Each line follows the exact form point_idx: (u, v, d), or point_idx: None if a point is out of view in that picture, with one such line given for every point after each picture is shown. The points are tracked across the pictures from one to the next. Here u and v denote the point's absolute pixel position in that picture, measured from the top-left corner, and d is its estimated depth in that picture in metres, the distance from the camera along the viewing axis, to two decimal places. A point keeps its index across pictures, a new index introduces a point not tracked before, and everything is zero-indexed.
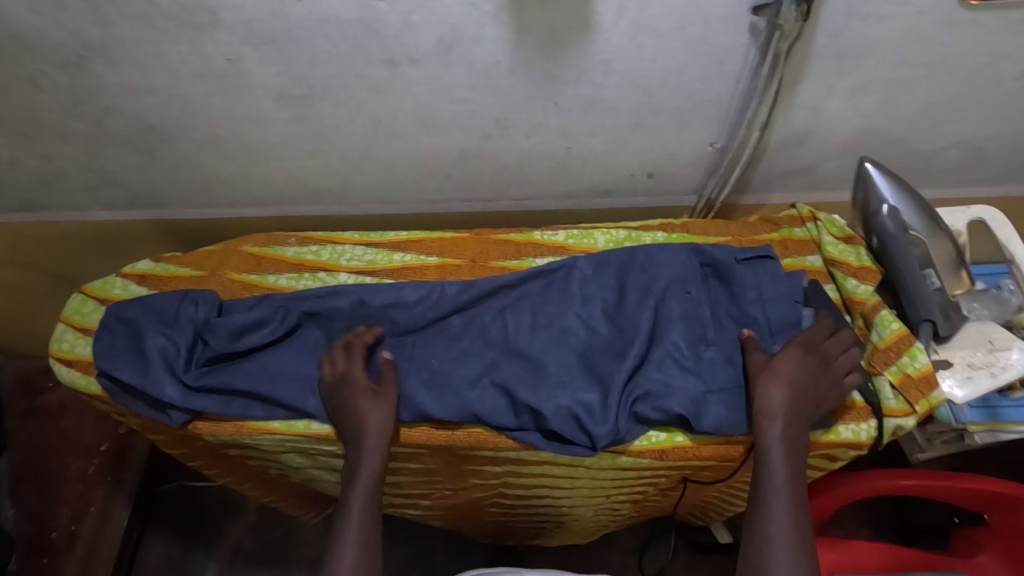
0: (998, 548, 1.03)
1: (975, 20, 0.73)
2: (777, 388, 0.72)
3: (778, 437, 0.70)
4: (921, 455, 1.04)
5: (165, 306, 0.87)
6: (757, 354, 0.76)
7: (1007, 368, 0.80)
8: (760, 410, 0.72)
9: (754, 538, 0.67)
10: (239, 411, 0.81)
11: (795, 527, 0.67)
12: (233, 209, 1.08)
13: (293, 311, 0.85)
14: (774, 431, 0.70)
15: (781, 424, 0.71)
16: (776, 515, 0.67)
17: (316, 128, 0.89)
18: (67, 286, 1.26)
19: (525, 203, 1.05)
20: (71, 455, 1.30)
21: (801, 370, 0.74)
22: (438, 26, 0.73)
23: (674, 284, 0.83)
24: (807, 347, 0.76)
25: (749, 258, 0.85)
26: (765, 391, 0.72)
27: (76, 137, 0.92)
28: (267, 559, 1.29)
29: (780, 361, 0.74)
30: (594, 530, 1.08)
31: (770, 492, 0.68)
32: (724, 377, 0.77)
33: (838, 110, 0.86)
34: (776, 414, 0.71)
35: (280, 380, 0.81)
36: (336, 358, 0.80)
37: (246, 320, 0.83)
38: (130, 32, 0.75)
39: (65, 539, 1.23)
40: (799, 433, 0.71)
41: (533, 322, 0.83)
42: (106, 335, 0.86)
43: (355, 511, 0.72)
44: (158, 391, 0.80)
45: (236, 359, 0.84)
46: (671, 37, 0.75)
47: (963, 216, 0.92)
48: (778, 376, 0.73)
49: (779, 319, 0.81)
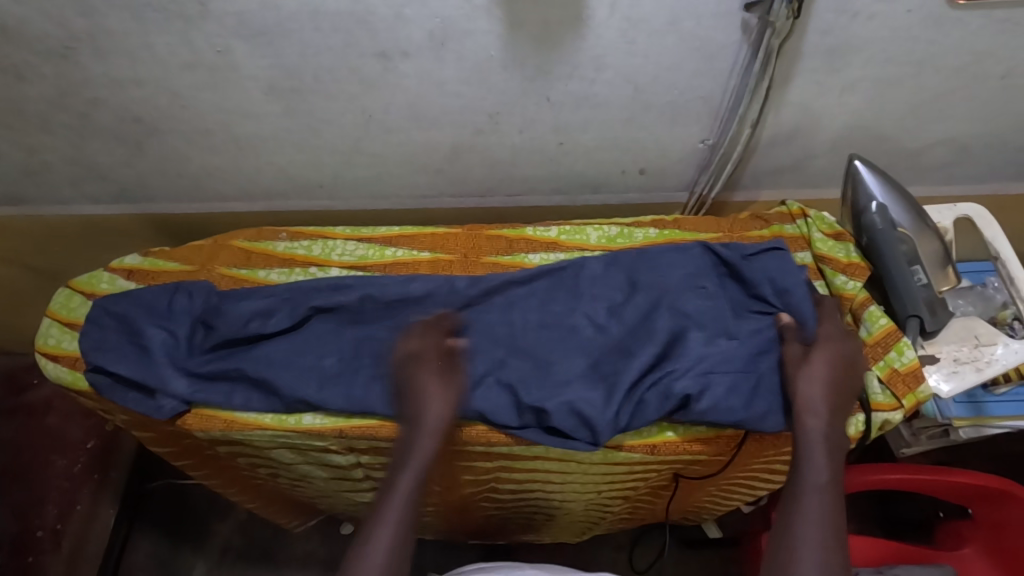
0: (981, 541, 1.05)
1: (961, 18, 0.74)
2: (816, 386, 0.74)
3: (818, 436, 0.73)
4: (907, 450, 1.06)
5: (160, 300, 0.87)
6: (795, 343, 0.77)
7: (992, 363, 0.82)
8: (799, 405, 0.74)
9: (785, 533, 0.70)
10: (240, 403, 0.80)
11: (828, 524, 0.70)
12: (222, 204, 1.07)
13: (301, 303, 0.85)
14: (813, 427, 0.73)
15: (821, 420, 0.73)
16: (808, 511, 0.70)
17: (306, 122, 0.89)
18: (52, 281, 1.24)
19: (516, 199, 1.06)
20: (57, 454, 1.28)
21: (834, 367, 0.76)
22: (429, 19, 0.73)
23: (684, 281, 0.84)
24: (838, 340, 0.78)
25: (760, 252, 0.85)
26: (804, 385, 0.74)
27: (62, 129, 0.91)
28: (256, 558, 1.28)
29: (818, 357, 0.76)
30: (585, 526, 1.09)
31: (806, 490, 0.71)
32: (736, 368, 0.76)
33: (828, 107, 0.87)
34: (817, 411, 0.73)
35: (284, 368, 0.80)
36: (411, 338, 0.80)
37: (257, 309, 0.85)
38: (117, 22, 0.74)
39: (52, 538, 1.20)
40: (838, 430, 0.74)
41: (541, 320, 0.83)
42: (105, 328, 0.86)
43: (396, 503, 0.73)
44: (161, 382, 0.80)
45: (238, 348, 0.83)
46: (662, 33, 0.75)
47: (950, 214, 0.93)
48: (817, 369, 0.75)
49: (797, 303, 0.80)
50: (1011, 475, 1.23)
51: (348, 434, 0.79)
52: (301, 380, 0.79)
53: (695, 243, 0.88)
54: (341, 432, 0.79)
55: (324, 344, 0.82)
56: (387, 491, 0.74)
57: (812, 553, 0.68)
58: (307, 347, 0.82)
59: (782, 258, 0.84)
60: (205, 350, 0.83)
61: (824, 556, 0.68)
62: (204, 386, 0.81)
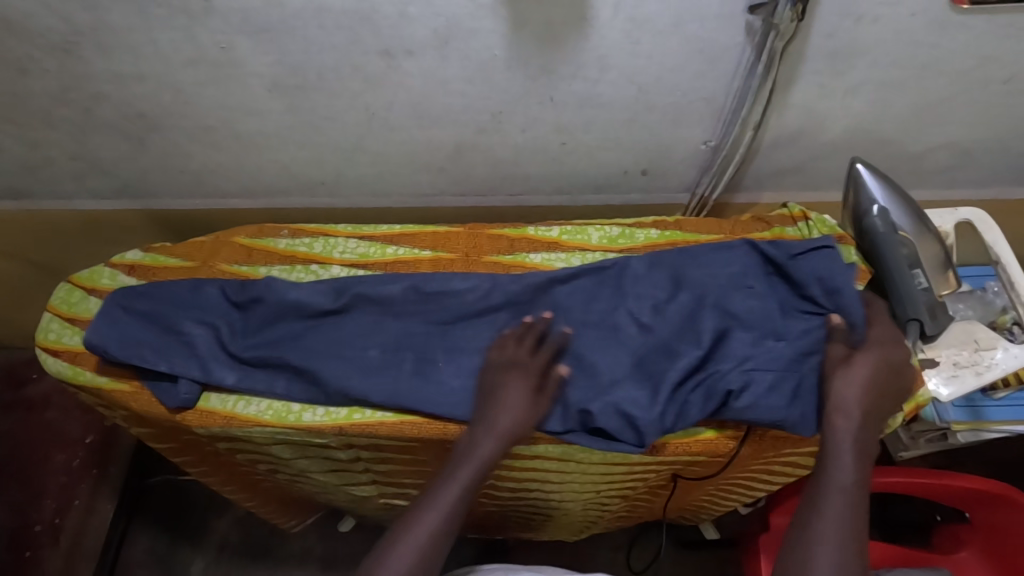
0: (978, 544, 1.05)
1: (965, 22, 0.74)
2: (854, 388, 0.71)
3: (846, 437, 0.70)
4: (905, 453, 1.06)
5: (192, 296, 0.87)
6: (841, 343, 0.75)
7: (992, 367, 0.82)
8: (832, 405, 0.71)
9: (804, 534, 0.67)
10: (281, 392, 0.81)
11: (850, 528, 0.66)
12: (224, 200, 1.07)
13: (349, 290, 0.86)
14: (843, 428, 0.70)
15: (854, 423, 0.70)
16: (830, 513, 0.67)
17: (309, 119, 0.89)
18: (53, 276, 1.24)
19: (518, 199, 1.06)
20: (55, 448, 1.28)
21: (878, 371, 0.73)
22: (433, 18, 0.73)
23: (732, 279, 0.83)
24: (886, 343, 0.76)
25: (805, 247, 0.83)
26: (840, 385, 0.72)
27: (64, 124, 0.90)
28: (253, 555, 1.28)
29: (862, 360, 0.73)
30: (583, 525, 1.09)
31: (830, 491, 0.68)
32: (784, 368, 0.75)
33: (831, 110, 0.87)
34: (851, 413, 0.70)
35: (329, 359, 0.80)
36: (506, 344, 0.79)
37: (302, 298, 0.85)
38: (120, 17, 0.74)
39: (50, 532, 1.21)
40: (869, 435, 0.71)
41: (583, 319, 0.83)
42: (134, 320, 0.84)
43: (438, 508, 0.69)
44: (207, 373, 0.81)
45: (280, 337, 0.84)
46: (666, 34, 0.75)
47: (951, 218, 0.93)
48: (857, 369, 0.72)
49: (847, 298, 0.77)
50: (1009, 479, 1.23)
51: (348, 431, 0.79)
52: (347, 369, 0.80)
53: (740, 242, 0.86)
54: (341, 429, 0.79)
55: (369, 335, 0.83)
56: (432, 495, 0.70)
57: (831, 556, 0.64)
58: (351, 339, 0.83)
59: (828, 253, 0.81)
60: (243, 346, 0.83)
61: (845, 561, 0.64)
62: (246, 375, 0.82)
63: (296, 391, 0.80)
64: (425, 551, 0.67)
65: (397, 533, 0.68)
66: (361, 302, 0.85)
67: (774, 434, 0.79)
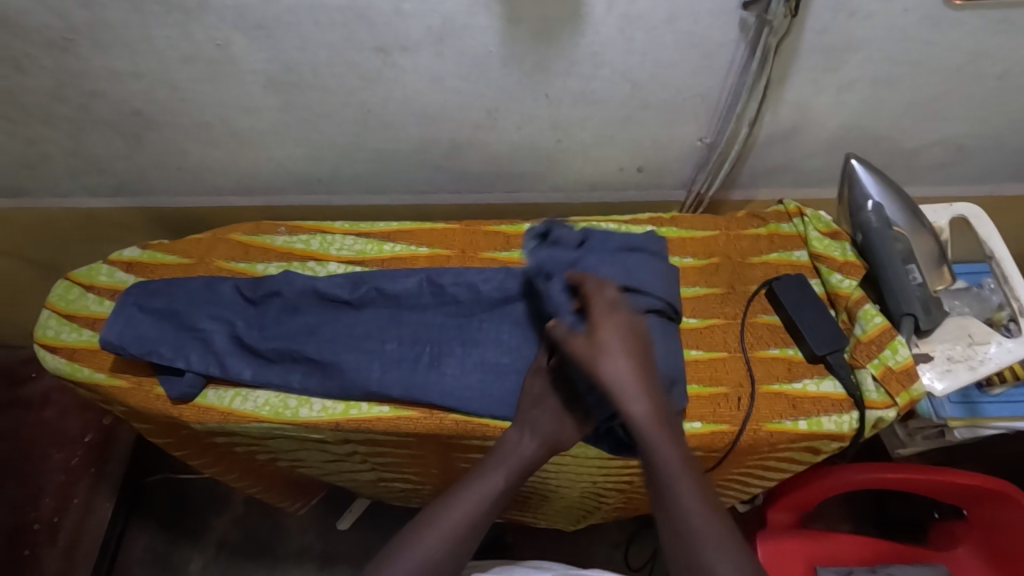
0: (975, 540, 1.05)
1: (958, 18, 0.74)
2: (620, 361, 0.68)
3: (643, 412, 0.66)
4: (902, 450, 1.06)
5: (206, 291, 0.87)
6: (572, 339, 0.70)
7: (986, 361, 0.82)
8: (614, 391, 0.67)
9: (669, 522, 0.65)
10: (298, 385, 0.81)
11: (696, 489, 0.65)
12: (221, 198, 1.08)
13: (368, 283, 0.86)
14: (637, 409, 0.67)
15: (641, 394, 0.67)
16: (680, 486, 0.65)
17: (305, 115, 0.89)
18: (50, 274, 1.24)
19: (515, 196, 1.06)
20: (54, 447, 1.28)
21: (624, 337, 0.70)
22: (428, 15, 0.73)
23: (634, 268, 0.81)
24: (613, 313, 0.71)
25: (535, 246, 0.83)
26: (611, 371, 0.67)
27: (62, 121, 0.91)
28: (252, 552, 1.29)
29: (604, 335, 0.69)
30: (580, 514, 1.10)
31: (664, 468, 0.65)
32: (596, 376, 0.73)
33: (825, 107, 0.88)
34: (630, 390, 0.67)
35: (348, 351, 0.81)
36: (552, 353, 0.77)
37: (323, 288, 0.85)
38: (115, 14, 0.75)
39: (48, 531, 1.20)
40: (656, 396, 0.69)
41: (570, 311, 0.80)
42: (152, 317, 0.84)
43: (468, 503, 0.69)
44: (229, 369, 0.81)
45: (299, 331, 0.83)
46: (659, 30, 0.75)
47: (945, 213, 0.93)
48: (608, 347, 0.68)
49: (558, 296, 0.75)
50: (1009, 476, 1.23)
51: (344, 427, 0.79)
52: (366, 359, 0.80)
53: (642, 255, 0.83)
54: (337, 424, 0.80)
55: (385, 330, 0.83)
56: (460, 493, 0.70)
57: (695, 518, 0.64)
58: (367, 335, 0.82)
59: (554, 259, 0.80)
60: (257, 339, 0.82)
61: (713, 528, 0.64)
62: (264, 370, 0.81)
63: (297, 386, 0.81)
64: (447, 546, 0.67)
65: (415, 534, 0.68)
66: (378, 296, 0.85)
67: (767, 429, 0.79)
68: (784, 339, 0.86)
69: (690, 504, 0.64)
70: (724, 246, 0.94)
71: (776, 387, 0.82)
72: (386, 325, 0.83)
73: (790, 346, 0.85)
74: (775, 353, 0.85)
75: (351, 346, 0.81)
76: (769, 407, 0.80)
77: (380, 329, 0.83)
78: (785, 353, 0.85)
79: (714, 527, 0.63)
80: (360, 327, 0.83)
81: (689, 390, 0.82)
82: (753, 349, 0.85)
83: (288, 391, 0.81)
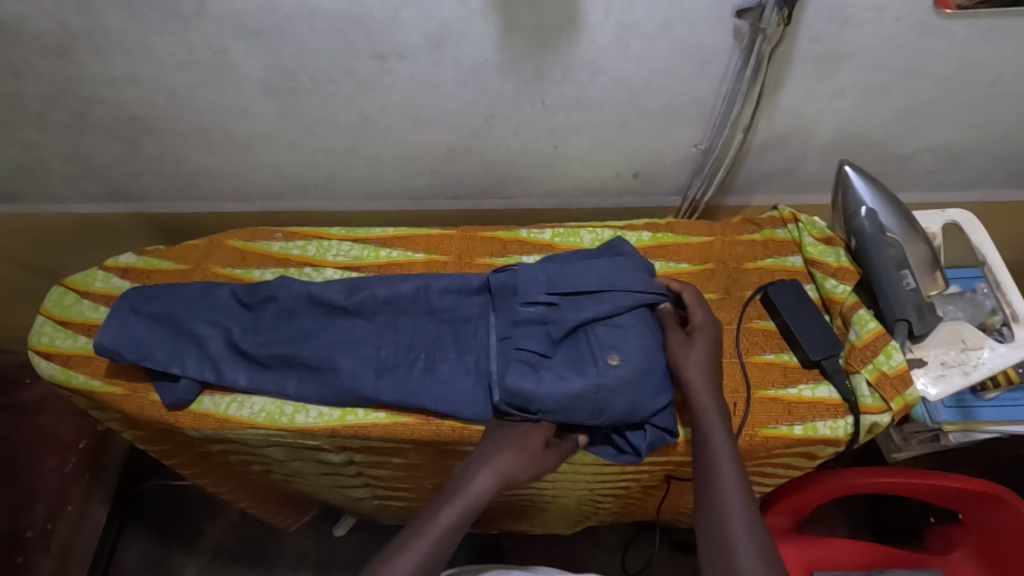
0: (970, 545, 1.05)
1: (948, 27, 0.75)
2: (700, 359, 0.76)
3: (711, 404, 0.73)
4: (897, 454, 1.07)
5: (202, 297, 0.87)
6: (671, 332, 0.80)
7: (979, 366, 0.82)
8: (692, 379, 0.75)
9: (709, 508, 0.68)
10: (293, 392, 0.80)
11: (741, 481, 0.69)
12: (217, 204, 1.08)
13: (365, 289, 0.85)
14: (706, 399, 0.74)
15: (710, 391, 0.75)
16: (727, 475, 0.69)
17: (303, 122, 0.90)
18: (46, 280, 1.24)
19: (512, 202, 1.06)
20: (48, 453, 1.24)
21: (712, 344, 0.79)
22: (426, 22, 0.74)
23: (612, 275, 0.82)
24: (715, 324, 0.81)
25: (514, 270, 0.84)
26: (693, 361, 0.76)
27: (58, 127, 0.91)
28: (246, 560, 1.28)
29: (698, 335, 0.78)
30: (577, 521, 1.10)
31: (718, 454, 0.70)
32: (561, 381, 0.75)
33: (819, 113, 0.88)
34: (703, 382, 0.75)
35: (344, 353, 0.81)
36: (533, 343, 0.78)
37: (315, 292, 0.85)
38: (113, 20, 0.75)
39: (42, 538, 1.17)
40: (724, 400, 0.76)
41: (569, 301, 0.81)
42: (146, 324, 0.84)
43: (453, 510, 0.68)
44: (225, 375, 0.81)
45: (295, 336, 0.83)
46: (655, 38, 0.76)
47: (938, 219, 0.94)
48: (698, 345, 0.77)
49: (524, 313, 0.80)
50: (1003, 480, 1.23)
51: (340, 433, 0.80)
52: (363, 365, 0.80)
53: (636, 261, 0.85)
54: (333, 431, 0.80)
55: (382, 335, 0.83)
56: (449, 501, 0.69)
57: (737, 504, 0.67)
58: (363, 340, 0.82)
59: (526, 275, 0.83)
60: (253, 344, 0.82)
61: (751, 519, 0.66)
62: (262, 375, 0.81)
63: (296, 393, 0.80)
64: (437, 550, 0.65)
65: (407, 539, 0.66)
66: (377, 301, 0.84)
67: (763, 434, 0.79)
68: (779, 344, 0.86)
69: (732, 490, 0.68)
70: (720, 252, 0.94)
71: (771, 393, 0.82)
72: (382, 329, 0.83)
73: (785, 352, 0.86)
74: (770, 359, 0.85)
75: (347, 352, 0.81)
76: (763, 412, 0.81)
77: (376, 335, 0.83)
78: (781, 358, 0.85)
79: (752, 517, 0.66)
80: (357, 334, 0.83)
81: None
82: (748, 354, 0.85)
83: (284, 398, 0.81)
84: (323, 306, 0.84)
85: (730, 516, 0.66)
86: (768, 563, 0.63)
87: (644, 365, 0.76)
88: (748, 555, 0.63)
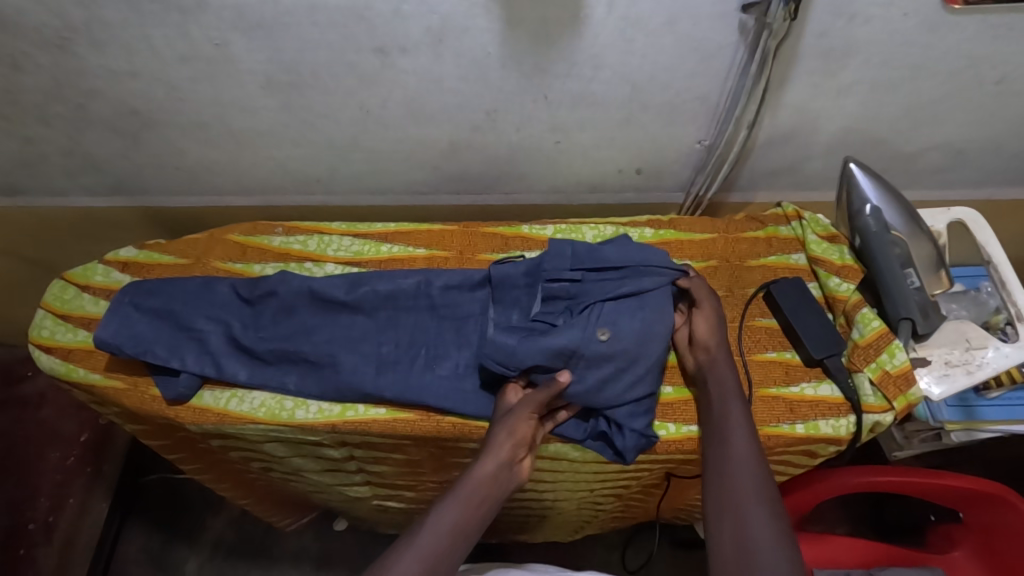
0: (970, 544, 1.05)
1: (957, 23, 0.74)
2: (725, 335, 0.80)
3: (724, 358, 0.78)
4: (900, 453, 1.06)
5: (203, 291, 0.86)
6: (703, 308, 0.80)
7: (983, 366, 0.82)
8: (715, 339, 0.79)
9: (717, 443, 0.72)
10: (293, 388, 0.80)
11: (745, 420, 0.73)
12: (218, 198, 1.07)
13: (366, 283, 0.85)
14: (717, 352, 0.78)
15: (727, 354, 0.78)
16: (734, 413, 0.73)
17: (304, 116, 0.89)
18: (47, 273, 1.24)
19: (514, 197, 1.06)
20: (50, 447, 1.26)
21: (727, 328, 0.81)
22: (427, 16, 0.73)
23: (636, 249, 0.82)
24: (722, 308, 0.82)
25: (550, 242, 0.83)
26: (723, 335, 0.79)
27: (58, 120, 0.90)
28: (247, 554, 1.28)
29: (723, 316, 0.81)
30: (578, 525, 1.10)
31: (726, 395, 0.75)
32: (542, 339, 0.75)
33: (824, 109, 0.87)
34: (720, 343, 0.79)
35: (344, 349, 0.81)
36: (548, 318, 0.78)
37: (315, 286, 0.84)
38: (113, 13, 0.74)
39: (43, 530, 1.18)
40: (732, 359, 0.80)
41: (597, 278, 0.80)
42: (146, 318, 0.84)
43: (456, 506, 0.69)
44: (224, 369, 0.81)
45: (295, 331, 0.83)
46: (659, 33, 0.75)
47: (943, 217, 0.93)
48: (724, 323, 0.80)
49: (557, 287, 0.79)
50: (1004, 479, 1.23)
51: (341, 429, 0.79)
52: (363, 361, 0.80)
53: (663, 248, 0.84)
54: (334, 427, 0.79)
55: (382, 331, 0.82)
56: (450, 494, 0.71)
57: (743, 440, 0.71)
58: (363, 336, 0.82)
59: (557, 247, 0.81)
60: (253, 339, 0.82)
61: (753, 453, 0.71)
62: (263, 371, 0.81)
63: (297, 388, 0.80)
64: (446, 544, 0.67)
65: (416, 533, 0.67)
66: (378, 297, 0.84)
67: (764, 432, 0.79)
68: (781, 342, 0.86)
69: (738, 428, 0.72)
70: (723, 249, 0.94)
71: (773, 391, 0.82)
72: (384, 324, 0.83)
73: (787, 350, 0.85)
74: (772, 357, 0.85)
75: (348, 347, 0.81)
76: (765, 411, 0.80)
77: (376, 331, 0.82)
78: (783, 357, 0.85)
79: (754, 452, 0.71)
80: (357, 330, 0.83)
81: (687, 393, 0.82)
82: (750, 353, 0.85)
83: (284, 394, 0.81)
84: (324, 300, 0.84)
85: (734, 449, 0.71)
86: (767, 492, 0.68)
87: (631, 349, 0.75)
88: (755, 517, 0.67)
